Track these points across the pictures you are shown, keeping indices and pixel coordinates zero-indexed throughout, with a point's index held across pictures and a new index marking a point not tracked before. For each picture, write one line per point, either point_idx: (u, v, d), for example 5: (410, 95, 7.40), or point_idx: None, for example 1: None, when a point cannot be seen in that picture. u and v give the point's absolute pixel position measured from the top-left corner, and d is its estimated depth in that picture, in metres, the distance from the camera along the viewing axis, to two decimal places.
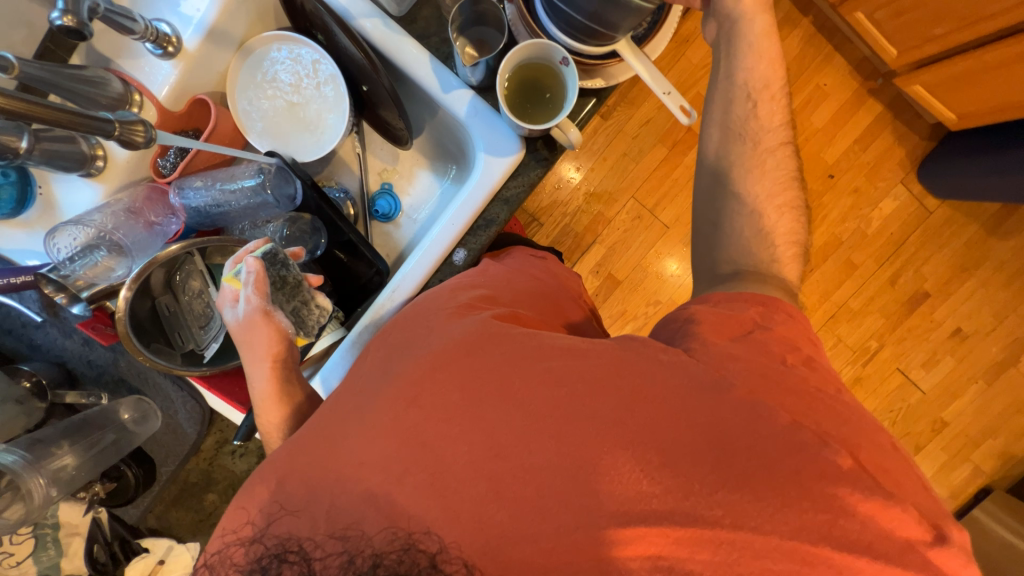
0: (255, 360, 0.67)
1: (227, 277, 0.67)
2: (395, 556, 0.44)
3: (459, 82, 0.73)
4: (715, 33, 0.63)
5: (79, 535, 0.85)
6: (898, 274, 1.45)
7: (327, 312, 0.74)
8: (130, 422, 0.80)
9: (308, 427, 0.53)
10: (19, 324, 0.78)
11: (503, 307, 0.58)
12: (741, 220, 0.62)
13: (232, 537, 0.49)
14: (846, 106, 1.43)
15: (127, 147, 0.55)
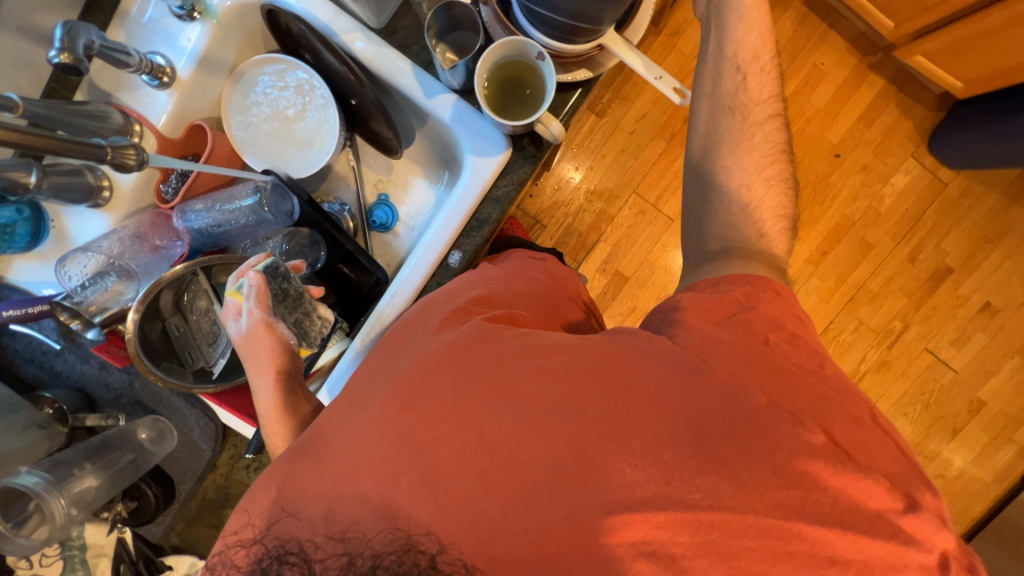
0: (258, 371, 0.67)
1: (229, 290, 0.67)
2: (394, 557, 0.43)
3: (442, 87, 0.74)
4: (704, 7, 0.64)
5: (106, 555, 0.87)
6: (916, 249, 1.41)
7: (329, 322, 0.75)
8: (147, 441, 0.83)
9: (305, 437, 0.52)
10: (40, 352, 0.81)
11: (496, 310, 0.57)
12: (725, 207, 0.61)
13: (232, 539, 0.47)
14: (846, 83, 1.40)
15: (120, 170, 0.59)
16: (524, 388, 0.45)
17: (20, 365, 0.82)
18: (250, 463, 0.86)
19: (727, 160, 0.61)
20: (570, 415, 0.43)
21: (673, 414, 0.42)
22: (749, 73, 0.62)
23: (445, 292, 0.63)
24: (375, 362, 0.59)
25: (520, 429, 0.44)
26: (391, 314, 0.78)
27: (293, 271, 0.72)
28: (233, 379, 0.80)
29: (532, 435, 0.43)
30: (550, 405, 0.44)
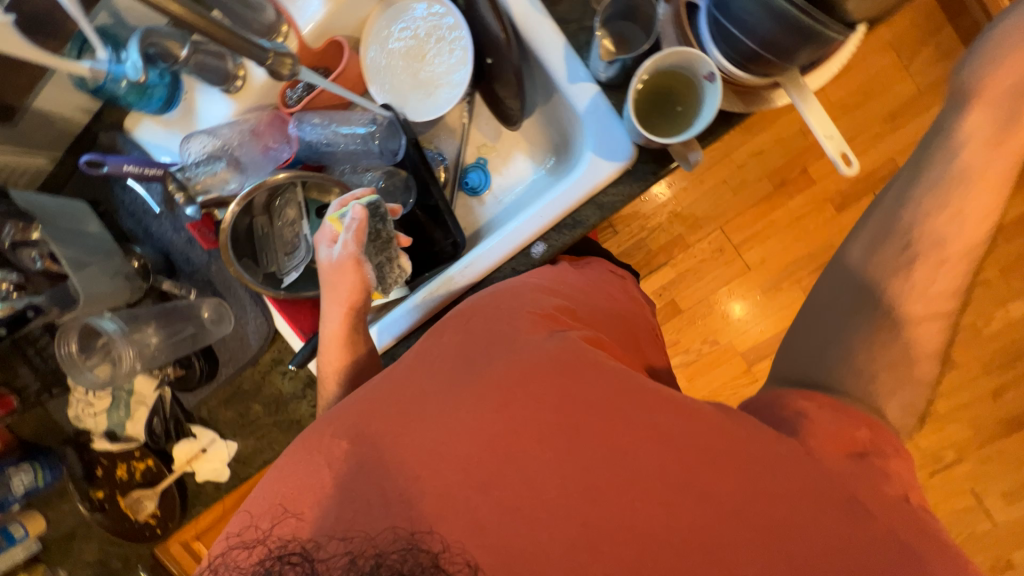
0: (333, 301, 0.72)
1: (331, 216, 0.71)
2: (398, 557, 0.43)
3: (588, 74, 0.69)
4: (952, 101, 0.61)
5: (145, 405, 0.95)
6: (1007, 386, 1.27)
7: (405, 272, 0.78)
8: (207, 320, 0.89)
9: (366, 389, 0.55)
10: (142, 210, 0.88)
11: (579, 328, 0.58)
12: (868, 333, 0.56)
13: (235, 541, 0.48)
14: (1010, 182, 1.25)
15: (274, 77, 0.61)
16: (583, 421, 0.47)
17: (121, 216, 0.89)
18: (286, 371, 0.92)
19: (891, 250, 0.57)
20: (614, 454, 0.46)
21: (709, 494, 0.44)
22: (975, 173, 0.57)
23: (525, 284, 0.65)
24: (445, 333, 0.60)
25: (563, 460, 0.46)
26: (459, 284, 0.78)
27: (391, 214, 0.74)
28: (300, 292, 0.83)
29: (573, 465, 0.46)
30: (601, 439, 0.46)
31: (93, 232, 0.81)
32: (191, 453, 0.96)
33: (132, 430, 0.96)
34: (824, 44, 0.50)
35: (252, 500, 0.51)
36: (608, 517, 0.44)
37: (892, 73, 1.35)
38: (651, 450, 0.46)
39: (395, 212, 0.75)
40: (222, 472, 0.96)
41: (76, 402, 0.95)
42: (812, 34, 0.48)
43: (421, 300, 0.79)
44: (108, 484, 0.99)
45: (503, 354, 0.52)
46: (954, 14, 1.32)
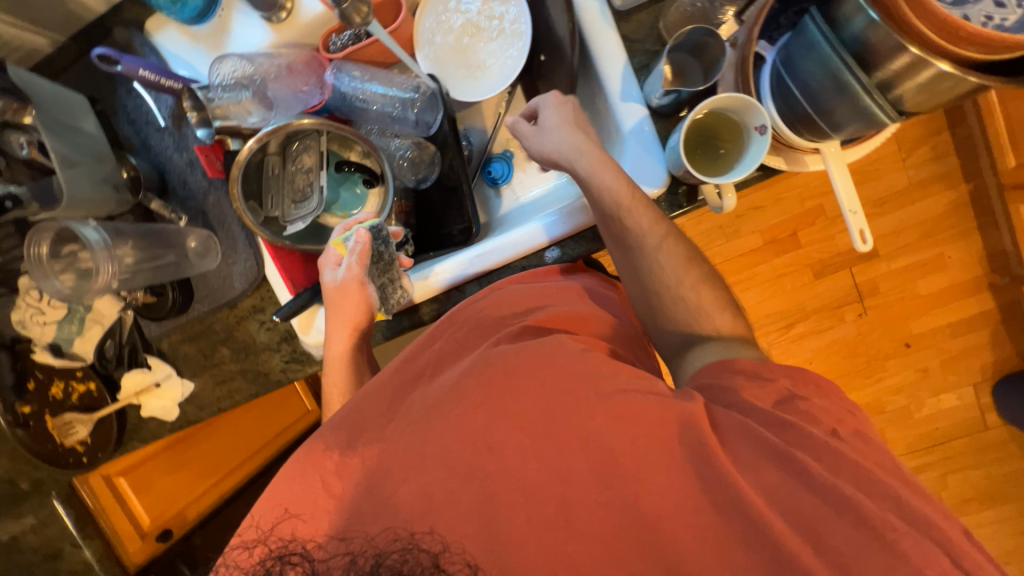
0: (338, 323, 0.73)
1: (336, 240, 0.74)
2: (397, 557, 0.45)
3: (640, 96, 0.70)
4: None
5: (100, 324, 0.88)
6: (924, 464, 1.66)
7: (407, 294, 0.79)
8: (193, 252, 0.84)
9: (381, 381, 0.61)
10: (144, 119, 0.82)
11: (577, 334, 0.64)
12: (666, 261, 0.66)
13: (235, 541, 0.49)
14: (958, 288, 1.56)
15: (344, 20, 0.67)
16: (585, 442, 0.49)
17: (119, 122, 0.82)
18: (265, 321, 0.87)
19: None
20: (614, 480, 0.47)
21: (696, 534, 0.45)
22: None
23: (519, 287, 0.73)
24: (452, 333, 0.69)
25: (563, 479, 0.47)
26: (444, 279, 0.81)
27: (392, 237, 0.78)
28: (301, 245, 0.79)
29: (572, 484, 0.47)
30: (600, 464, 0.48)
31: (92, 131, 0.77)
32: (142, 384, 0.90)
33: (79, 348, 0.89)
34: (871, 125, 0.53)
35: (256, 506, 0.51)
36: (596, 531, 0.46)
37: (891, 163, 1.48)
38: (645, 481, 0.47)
39: (396, 235, 0.79)
40: (172, 411, 0.91)
41: (24, 307, 0.87)
42: (863, 112, 0.51)
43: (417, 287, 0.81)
44: (37, 401, 0.92)
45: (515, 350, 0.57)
46: (955, 122, 1.46)
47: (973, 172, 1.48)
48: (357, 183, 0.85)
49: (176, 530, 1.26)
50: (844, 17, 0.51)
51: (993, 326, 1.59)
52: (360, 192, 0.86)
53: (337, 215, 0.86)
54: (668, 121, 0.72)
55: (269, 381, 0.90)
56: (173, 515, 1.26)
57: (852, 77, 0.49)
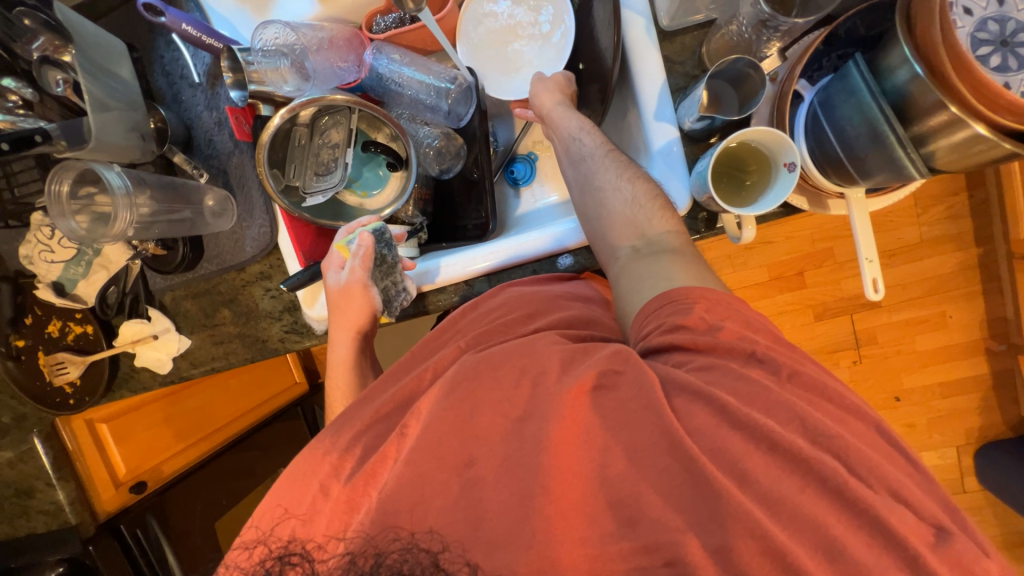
0: (339, 328, 0.79)
1: (338, 243, 0.77)
2: (397, 557, 0.44)
3: (673, 117, 0.71)
4: None
5: (107, 270, 0.88)
6: None
7: (411, 298, 0.80)
8: (209, 210, 0.84)
9: (382, 379, 0.68)
10: (178, 74, 0.82)
11: (580, 335, 0.65)
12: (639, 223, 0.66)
13: (237, 541, 0.53)
14: (956, 348, 1.57)
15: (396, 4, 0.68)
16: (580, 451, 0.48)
17: (154, 73, 0.83)
18: (270, 289, 0.87)
19: None
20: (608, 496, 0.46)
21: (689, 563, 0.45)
22: None
23: (522, 291, 0.74)
24: (457, 337, 0.72)
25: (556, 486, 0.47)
26: (450, 272, 0.81)
27: (396, 240, 0.80)
28: (319, 220, 0.80)
29: (563, 493, 0.46)
30: (595, 478, 0.47)
31: (125, 77, 0.76)
32: (141, 334, 0.90)
33: (83, 290, 0.89)
34: (899, 177, 0.53)
35: (259, 515, 0.54)
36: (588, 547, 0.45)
37: (905, 218, 1.49)
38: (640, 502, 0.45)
39: (400, 237, 0.81)
40: (165, 365, 0.91)
41: (34, 242, 0.87)
42: (893, 165, 0.52)
43: (421, 277, 0.81)
44: (33, 336, 0.92)
45: (516, 350, 0.58)
46: (975, 184, 1.46)
47: (986, 236, 1.48)
48: (381, 165, 0.86)
49: (150, 484, 1.18)
50: (889, 67, 0.51)
51: (985, 391, 1.60)
52: (382, 174, 0.86)
53: (356, 193, 0.86)
54: (697, 146, 0.72)
55: (265, 348, 0.90)
56: (149, 468, 1.19)
57: (889, 128, 0.50)
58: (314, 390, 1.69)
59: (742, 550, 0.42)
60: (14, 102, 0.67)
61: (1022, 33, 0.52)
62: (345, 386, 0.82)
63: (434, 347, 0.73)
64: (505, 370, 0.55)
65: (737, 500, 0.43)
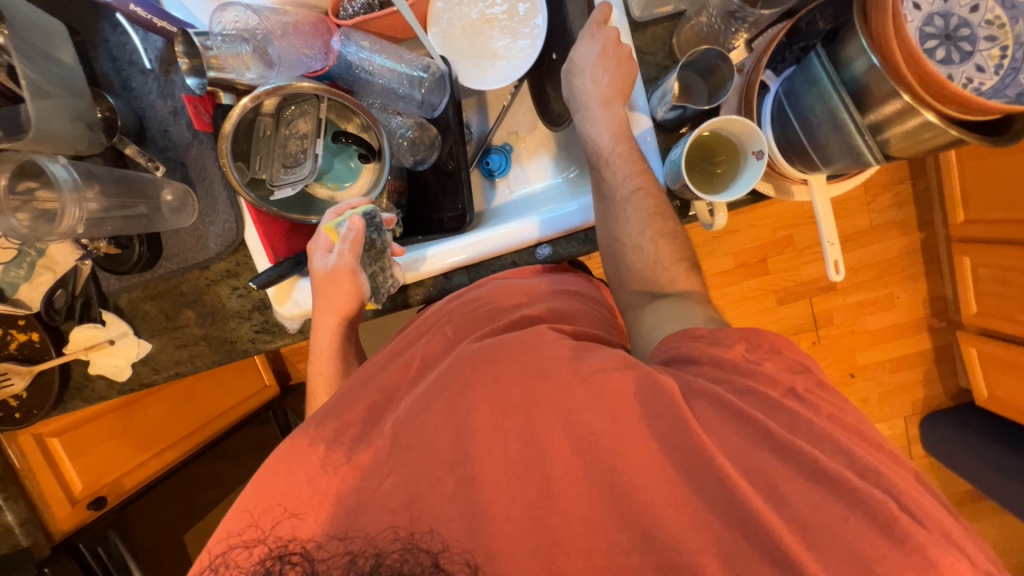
0: (325, 312, 0.75)
1: (326, 226, 0.74)
2: (397, 557, 0.46)
3: (647, 108, 0.73)
4: None
5: (51, 272, 0.81)
6: None
7: (397, 283, 0.78)
8: (167, 206, 0.79)
9: (366, 370, 0.67)
10: (127, 59, 0.77)
11: (558, 325, 0.66)
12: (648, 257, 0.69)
13: (236, 541, 0.50)
14: (903, 327, 1.69)
15: None
16: (564, 440, 0.51)
17: (98, 58, 0.77)
18: (238, 287, 0.84)
19: None
20: (591, 482, 0.49)
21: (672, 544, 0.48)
22: None
23: (504, 281, 0.75)
24: (440, 325, 0.71)
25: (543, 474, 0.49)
26: (427, 265, 0.80)
27: (386, 225, 0.78)
28: (287, 214, 0.76)
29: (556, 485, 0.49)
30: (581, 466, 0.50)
31: (67, 62, 0.71)
32: (94, 340, 0.84)
33: (26, 295, 0.82)
34: (858, 163, 0.56)
35: (252, 501, 0.52)
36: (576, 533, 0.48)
37: (857, 205, 1.58)
38: (620, 484, 0.49)
39: (390, 222, 0.79)
40: (124, 372, 0.86)
41: None
42: (853, 151, 0.55)
43: (407, 266, 0.80)
44: None
45: (501, 341, 0.59)
46: (916, 173, 1.57)
47: (927, 221, 1.60)
48: (352, 156, 0.83)
49: (111, 499, 1.12)
50: (846, 59, 0.54)
51: (928, 364, 1.73)
52: (354, 165, 0.84)
53: (327, 186, 0.84)
54: (669, 135, 0.74)
55: (234, 350, 0.86)
56: (109, 482, 1.12)
57: (848, 116, 0.52)
58: (286, 392, 1.63)
59: (709, 522, 0.47)
60: None
61: (965, 28, 0.60)
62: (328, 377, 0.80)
63: (418, 335, 0.72)
64: (497, 369, 0.55)
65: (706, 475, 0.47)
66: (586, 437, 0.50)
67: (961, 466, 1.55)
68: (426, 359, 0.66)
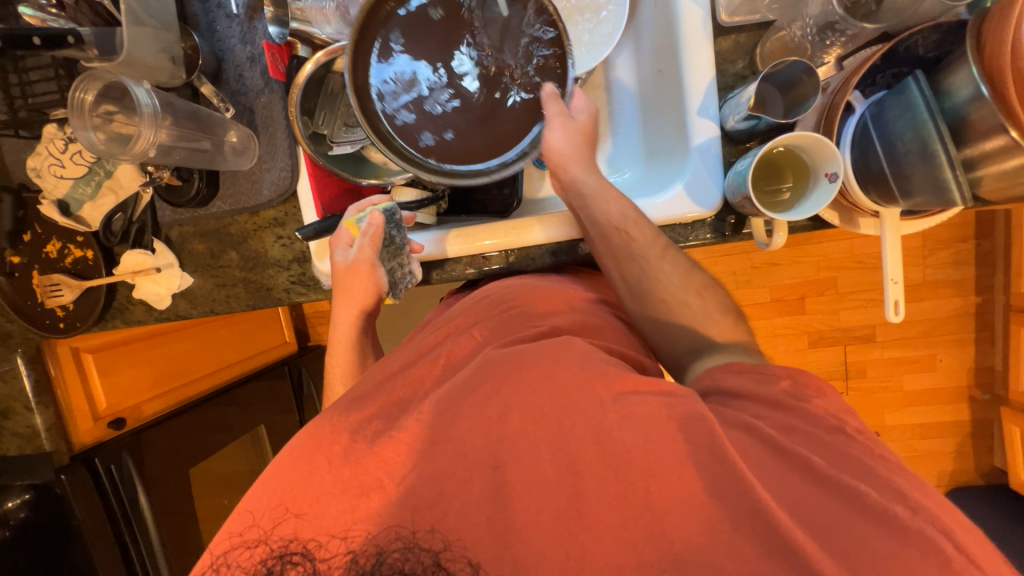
0: (344, 306, 0.79)
1: (348, 221, 0.76)
2: (398, 556, 0.49)
3: (717, 115, 0.70)
4: None
5: (115, 195, 0.85)
6: None
7: (415, 280, 0.79)
8: (230, 147, 0.81)
9: (386, 365, 0.68)
10: (216, 3, 0.81)
11: (588, 338, 0.66)
12: (665, 268, 0.69)
13: (237, 541, 0.52)
14: (942, 392, 1.60)
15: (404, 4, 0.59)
16: (583, 447, 0.50)
17: None
18: (282, 236, 0.86)
19: None
20: (623, 500, 0.49)
21: None
22: None
23: (532, 281, 0.75)
24: (469, 319, 0.72)
25: (570, 488, 0.49)
26: (461, 244, 0.80)
27: (406, 222, 0.78)
28: (341, 171, 0.78)
29: (587, 499, 0.49)
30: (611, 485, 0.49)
31: None
32: (142, 266, 0.87)
33: (88, 213, 0.86)
34: (941, 201, 0.53)
35: (254, 502, 0.54)
36: (578, 552, 0.48)
37: (910, 257, 1.50)
38: (627, 509, 0.48)
39: (410, 220, 0.79)
40: (163, 300, 0.89)
41: (45, 155, 0.84)
42: (938, 187, 0.52)
43: (427, 257, 0.80)
44: (30, 254, 0.90)
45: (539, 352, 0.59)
46: (983, 233, 1.47)
47: (986, 286, 1.50)
48: None
49: (129, 422, 1.14)
50: (950, 88, 0.52)
51: (963, 437, 1.63)
52: None
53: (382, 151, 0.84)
54: (735, 147, 0.72)
55: (268, 297, 0.88)
56: (130, 407, 1.15)
57: (941, 147, 0.50)
58: (303, 353, 1.70)
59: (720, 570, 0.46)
60: (48, 0, 0.64)
61: None
62: (345, 363, 0.82)
63: (451, 332, 0.72)
64: (537, 376, 0.55)
65: (748, 509, 0.46)
66: (617, 447, 0.50)
67: None
68: (458, 359, 0.66)
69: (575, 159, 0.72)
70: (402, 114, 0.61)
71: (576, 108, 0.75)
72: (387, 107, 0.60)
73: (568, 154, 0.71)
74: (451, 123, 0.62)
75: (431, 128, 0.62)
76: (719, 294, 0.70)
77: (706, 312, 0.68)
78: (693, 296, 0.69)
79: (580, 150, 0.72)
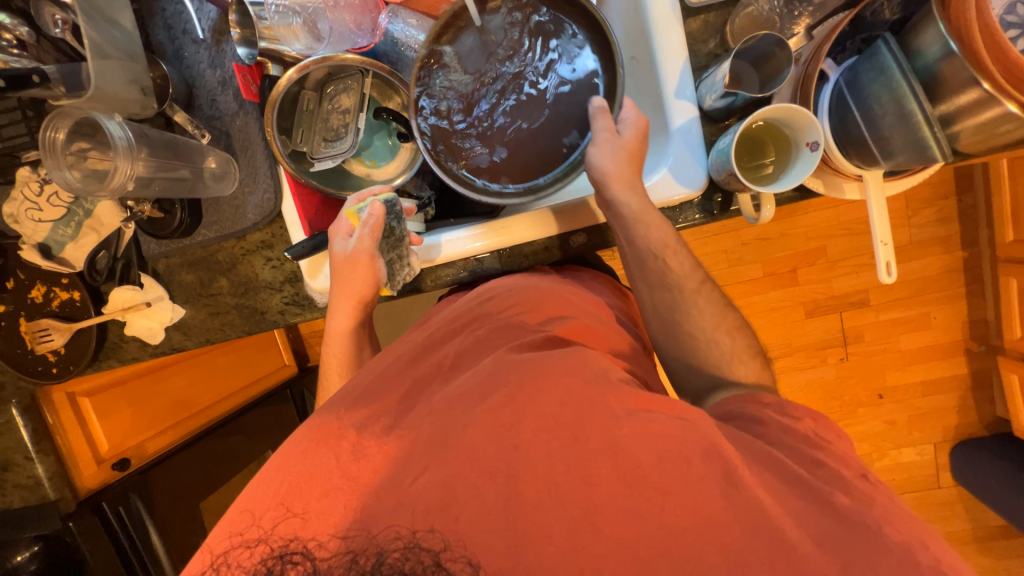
0: (343, 296, 0.77)
1: (348, 209, 0.75)
2: (399, 556, 0.47)
3: (694, 96, 0.70)
4: None
5: (97, 233, 0.84)
6: None
7: (415, 273, 0.78)
8: (210, 173, 0.80)
9: (381, 370, 0.67)
10: (181, 29, 0.80)
11: (594, 346, 0.66)
12: (699, 303, 0.70)
13: (236, 541, 0.51)
14: (939, 348, 1.62)
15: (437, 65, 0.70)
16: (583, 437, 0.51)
17: (155, 26, 0.80)
18: (271, 258, 0.84)
19: None
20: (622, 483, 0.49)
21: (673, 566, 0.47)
22: None
23: (531, 283, 0.75)
24: (469, 324, 0.71)
25: (581, 478, 0.50)
26: (454, 249, 0.80)
27: (405, 214, 0.78)
28: (325, 187, 0.78)
29: (598, 487, 0.50)
30: (620, 470, 0.50)
31: (127, 28, 0.72)
32: (132, 302, 0.86)
33: (71, 254, 0.84)
34: (923, 159, 0.53)
35: (253, 502, 0.53)
36: (583, 540, 0.48)
37: (896, 218, 1.52)
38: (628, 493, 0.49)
39: (410, 212, 0.79)
40: (158, 334, 0.88)
41: (20, 200, 0.82)
42: (919, 146, 0.52)
43: (424, 252, 0.80)
44: (14, 301, 0.88)
45: (540, 356, 0.59)
46: (964, 189, 1.49)
47: (971, 240, 1.52)
48: (392, 134, 0.84)
49: (134, 462, 1.12)
50: (918, 48, 0.53)
51: (964, 390, 1.65)
52: (392, 144, 0.84)
53: (364, 163, 0.84)
54: (715, 126, 0.72)
55: (264, 321, 0.87)
56: (133, 445, 1.13)
57: (917, 107, 0.50)
58: (304, 374, 1.69)
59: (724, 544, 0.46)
60: (8, 40, 0.62)
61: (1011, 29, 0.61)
62: (341, 358, 0.82)
63: (449, 332, 0.71)
64: (535, 372, 0.56)
65: None
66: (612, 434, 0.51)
67: (993, 502, 1.47)
68: (458, 360, 0.66)
69: (619, 176, 0.66)
70: (476, 159, 0.73)
71: (623, 118, 0.70)
72: (463, 157, 0.72)
73: (612, 174, 0.66)
74: (506, 140, 0.73)
75: (481, 143, 0.73)
76: (747, 336, 0.71)
77: (733, 352, 0.69)
78: (722, 335, 0.69)
79: (625, 166, 0.66)
